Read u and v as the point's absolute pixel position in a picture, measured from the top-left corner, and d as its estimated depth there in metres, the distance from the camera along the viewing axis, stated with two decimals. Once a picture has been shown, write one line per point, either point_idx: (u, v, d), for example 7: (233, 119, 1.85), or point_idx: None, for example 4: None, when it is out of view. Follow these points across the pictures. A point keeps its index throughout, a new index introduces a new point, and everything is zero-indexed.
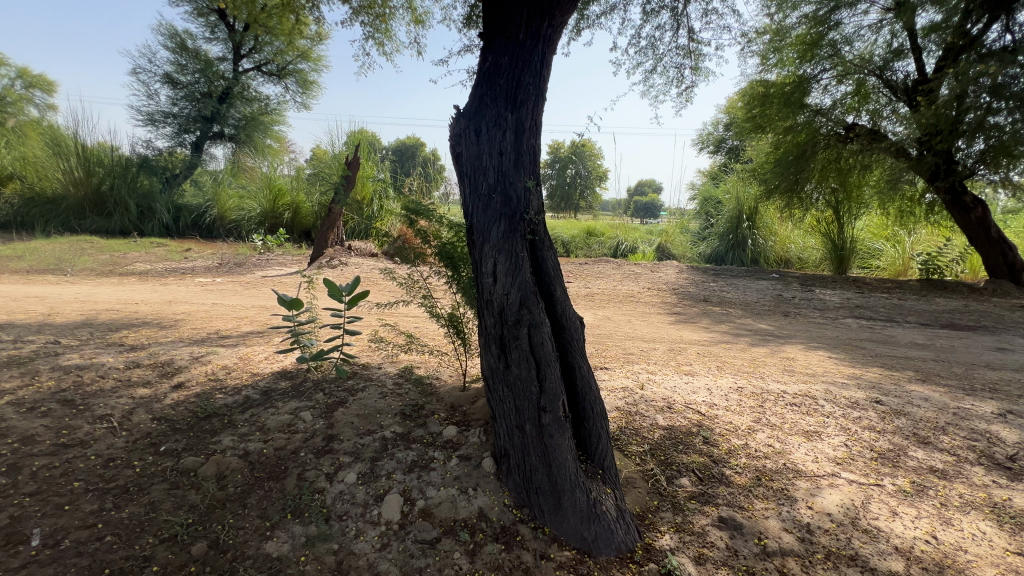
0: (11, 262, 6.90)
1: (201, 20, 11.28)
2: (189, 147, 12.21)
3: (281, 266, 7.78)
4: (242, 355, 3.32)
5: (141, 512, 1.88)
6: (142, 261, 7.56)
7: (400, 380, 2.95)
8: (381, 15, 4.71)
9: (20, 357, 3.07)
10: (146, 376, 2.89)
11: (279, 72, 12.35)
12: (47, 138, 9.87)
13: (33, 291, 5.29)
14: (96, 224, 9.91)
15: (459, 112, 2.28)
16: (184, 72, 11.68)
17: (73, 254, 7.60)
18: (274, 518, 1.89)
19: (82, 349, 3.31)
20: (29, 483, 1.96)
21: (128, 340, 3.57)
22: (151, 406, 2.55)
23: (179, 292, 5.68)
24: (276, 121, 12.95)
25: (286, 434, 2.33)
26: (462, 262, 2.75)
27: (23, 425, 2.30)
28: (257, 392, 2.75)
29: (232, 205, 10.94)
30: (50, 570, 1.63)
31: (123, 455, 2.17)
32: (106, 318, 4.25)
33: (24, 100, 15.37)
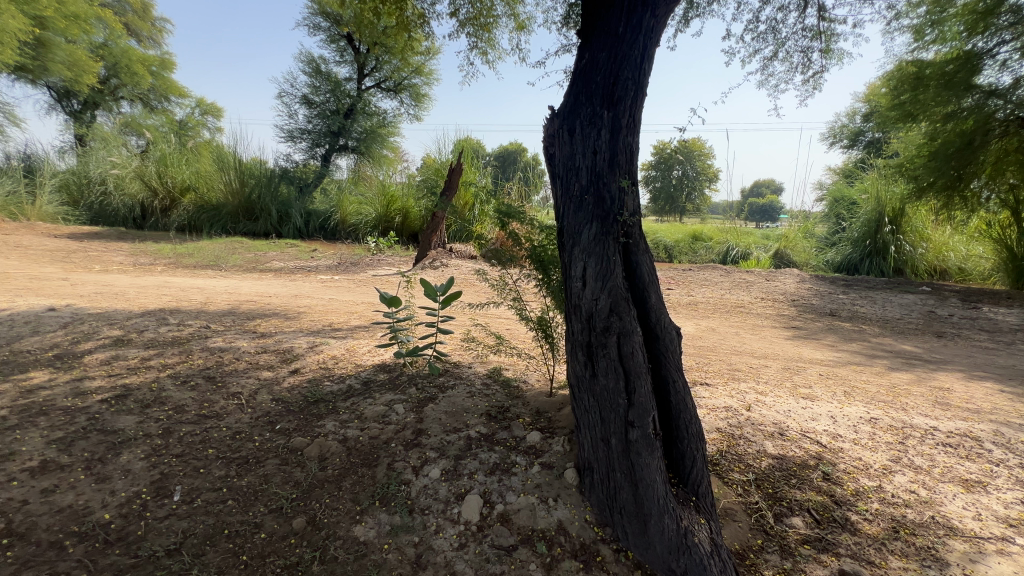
0: (184, 258, 8.32)
1: (332, 46, 12.69)
2: (320, 159, 13.78)
3: (390, 266, 8.41)
4: (349, 346, 3.62)
5: (256, 482, 2.10)
6: (279, 259, 8.67)
7: (487, 381, 2.98)
8: (485, 25, 4.85)
9: (181, 338, 3.66)
10: (270, 361, 3.26)
11: (396, 88, 13.41)
12: (215, 156, 11.75)
13: (196, 283, 6.30)
14: (246, 228, 11.66)
15: (553, 113, 2.22)
16: (318, 93, 13.19)
17: (228, 253, 8.96)
18: (363, 503, 2.00)
19: (226, 333, 3.86)
20: (177, 445, 2.31)
21: (260, 328, 4.09)
22: (272, 388, 2.87)
23: (304, 287, 6.39)
24: (391, 133, 14.07)
25: (380, 424, 2.47)
26: (553, 265, 2.69)
27: (177, 396, 2.72)
28: (359, 381, 2.97)
29: (353, 210, 12.05)
30: (185, 523, 1.88)
31: (247, 429, 2.46)
32: (246, 307, 4.92)
33: (201, 125, 18.43)
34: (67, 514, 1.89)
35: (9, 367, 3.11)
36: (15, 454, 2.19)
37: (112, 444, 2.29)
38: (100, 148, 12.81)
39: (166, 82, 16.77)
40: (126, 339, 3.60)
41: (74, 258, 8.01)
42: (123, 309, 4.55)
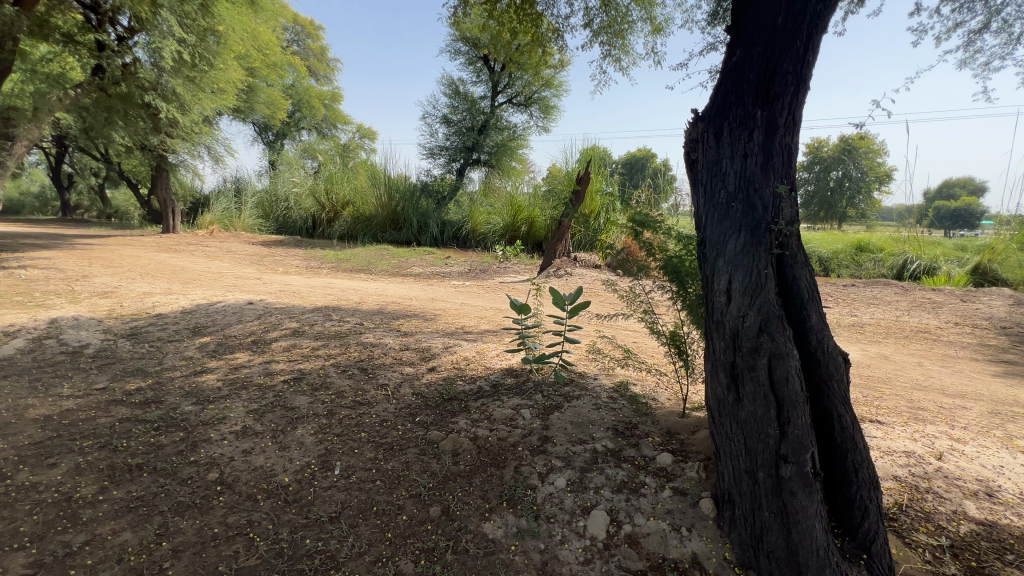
0: (343, 263, 9.62)
1: (470, 68, 13.69)
2: (455, 173, 14.90)
3: (516, 274, 8.70)
4: (479, 349, 3.81)
5: (400, 467, 2.32)
6: (418, 265, 9.55)
7: (614, 395, 2.90)
8: (619, 31, 4.78)
9: (341, 332, 4.23)
10: (411, 358, 3.59)
11: (526, 102, 13.95)
12: (370, 174, 13.41)
13: (352, 285, 7.24)
14: (392, 236, 13.08)
15: (697, 117, 2.10)
16: (456, 112, 14.31)
17: (377, 259, 10.12)
18: (491, 502, 2.08)
19: (376, 330, 4.36)
20: (338, 425, 2.67)
21: (403, 327, 4.53)
22: (413, 383, 3.16)
23: (439, 291, 6.93)
24: (520, 145, 14.63)
25: (507, 427, 2.55)
26: (690, 276, 2.50)
27: (338, 382, 3.15)
28: (488, 383, 3.11)
29: (482, 220, 12.71)
30: (343, 496, 2.14)
31: (392, 418, 2.74)
32: (391, 307, 5.49)
33: (360, 147, 21.25)
34: (259, 473, 2.28)
35: (223, 348, 3.91)
36: (226, 418, 2.74)
37: (291, 419, 2.73)
38: (285, 170, 15.45)
39: (335, 112, 19.75)
40: (302, 330, 4.27)
41: (265, 261, 9.77)
42: (298, 305, 5.41)
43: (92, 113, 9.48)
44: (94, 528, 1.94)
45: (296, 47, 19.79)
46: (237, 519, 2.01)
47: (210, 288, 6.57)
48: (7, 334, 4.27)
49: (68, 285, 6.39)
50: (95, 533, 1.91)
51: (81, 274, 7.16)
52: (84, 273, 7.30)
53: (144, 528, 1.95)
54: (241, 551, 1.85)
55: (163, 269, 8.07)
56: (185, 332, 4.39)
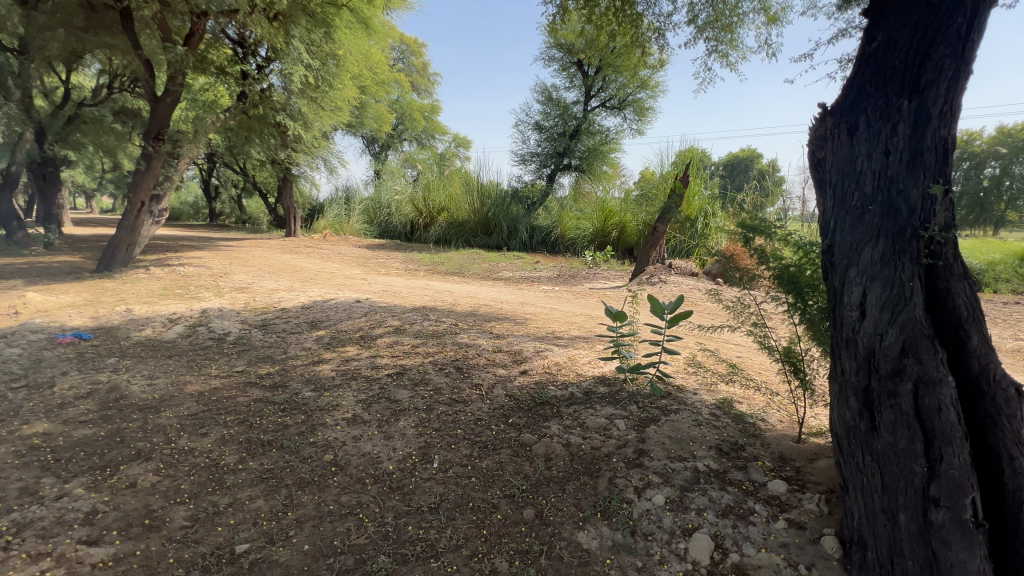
0: (438, 266, 10.12)
1: (563, 74, 13.76)
2: (546, 178, 15.02)
3: (607, 280, 8.53)
4: (571, 355, 3.78)
5: (494, 466, 2.37)
6: (508, 270, 9.76)
7: (716, 412, 2.71)
8: (727, 25, 4.51)
9: (437, 331, 4.45)
10: (504, 360, 3.67)
11: (620, 105, 13.68)
12: (464, 182, 13.98)
13: (446, 287, 7.58)
14: (483, 241, 13.49)
15: (827, 112, 1.91)
16: (548, 118, 14.43)
17: (469, 263, 10.51)
18: (585, 511, 2.04)
19: (470, 331, 4.52)
20: (436, 420, 2.80)
21: (495, 329, 4.65)
22: (506, 384, 3.22)
23: (529, 296, 7.01)
24: (612, 149, 14.38)
25: (601, 436, 2.50)
26: (811, 289, 2.27)
27: (436, 379, 3.31)
28: (580, 391, 3.07)
29: (572, 225, 12.62)
30: (441, 489, 2.24)
31: (486, 418, 2.82)
32: (483, 310, 5.67)
33: (455, 155, 22.32)
34: (367, 459, 2.47)
35: (336, 341, 4.29)
36: (339, 405, 3.00)
37: (394, 411, 2.92)
38: (389, 179, 16.63)
39: (433, 123, 20.95)
40: (402, 328, 4.56)
41: (369, 263, 10.60)
42: (399, 304, 5.79)
43: (236, 133, 11.00)
44: (235, 493, 2.22)
45: (402, 64, 21.31)
46: (349, 499, 2.18)
47: (324, 287, 7.28)
48: (170, 321, 5.08)
49: (214, 281, 7.45)
50: (237, 496, 2.20)
51: (224, 272, 8.31)
52: (226, 270, 8.45)
53: (274, 497, 2.19)
54: (352, 529, 2.01)
55: (286, 269, 9.09)
56: (304, 325, 4.90)
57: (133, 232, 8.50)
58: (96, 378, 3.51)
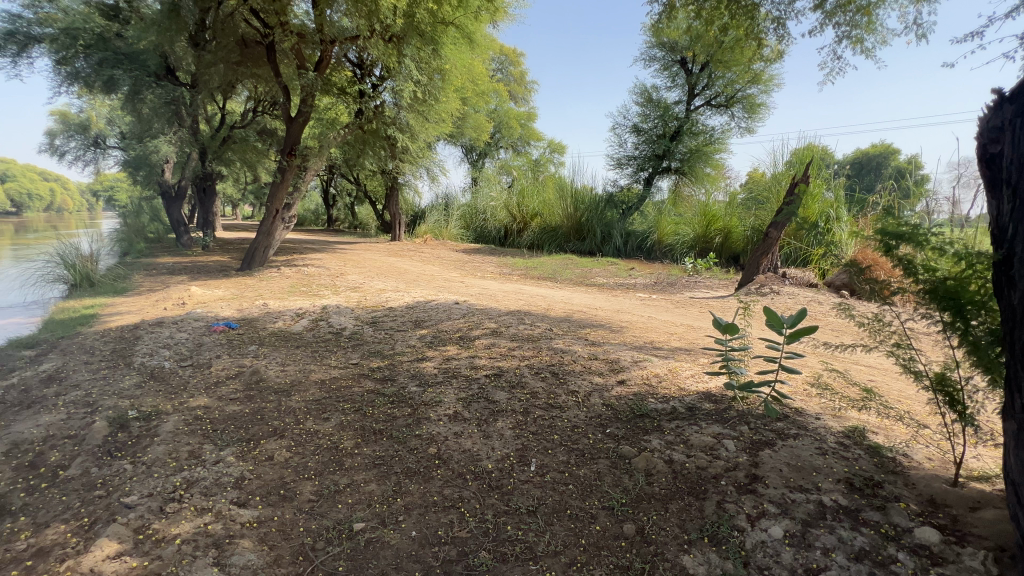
0: (531, 271, 10.26)
1: (665, 73, 13.25)
2: (643, 182, 14.55)
3: (709, 289, 8.01)
4: (671, 367, 3.60)
5: (592, 476, 2.34)
6: (601, 275, 9.60)
7: (845, 441, 2.41)
8: (864, 7, 4.02)
9: (533, 335, 4.50)
10: (600, 368, 3.60)
11: (728, 102, 12.82)
12: (558, 187, 14.01)
13: (540, 292, 7.64)
14: (575, 246, 13.38)
15: (1009, 99, 1.61)
16: (647, 120, 13.96)
17: (562, 268, 10.52)
18: (691, 534, 1.93)
19: (565, 337, 4.50)
20: (533, 424, 2.83)
21: (590, 336, 4.58)
22: (602, 393, 3.16)
23: (624, 303, 6.82)
24: (717, 150, 13.51)
25: (708, 456, 2.35)
26: (974, 308, 1.93)
27: (532, 383, 3.35)
28: (683, 406, 2.91)
29: (670, 230, 12.02)
30: (539, 492, 2.26)
31: (583, 425, 2.79)
32: (577, 316, 5.62)
33: (549, 160, 22.54)
34: (468, 455, 2.57)
35: (437, 340, 4.53)
36: (442, 402, 3.16)
37: (492, 411, 3.01)
38: (485, 186, 17.20)
39: (529, 130, 21.35)
40: (499, 331, 4.68)
41: (466, 267, 11.06)
42: (495, 307, 5.95)
43: (353, 147, 12.12)
44: (352, 475, 2.44)
45: (501, 74, 22.02)
46: (452, 493, 2.29)
47: (426, 288, 7.74)
48: (298, 315, 5.73)
49: (332, 280, 8.26)
50: (353, 478, 2.41)
51: (340, 272, 9.19)
52: (341, 271, 9.33)
53: (385, 483, 2.37)
54: (455, 521, 2.10)
55: (392, 270, 9.80)
56: (409, 324, 5.25)
57: (269, 236, 9.74)
58: (242, 362, 4.07)
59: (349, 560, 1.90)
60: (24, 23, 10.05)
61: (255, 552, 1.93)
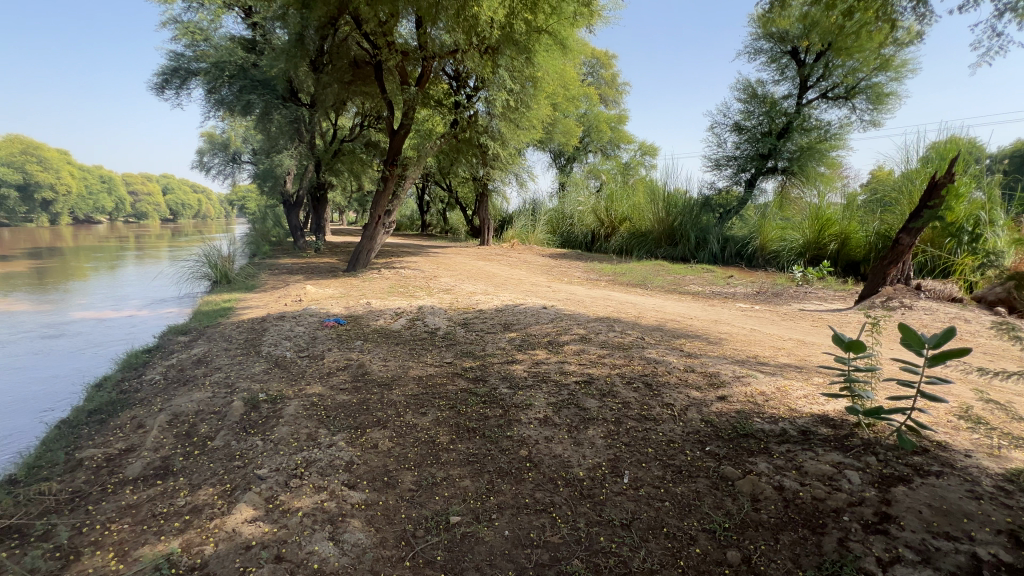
0: (619, 277, 10.02)
1: (772, 66, 12.29)
2: (744, 184, 13.58)
3: (821, 300, 7.25)
4: (780, 386, 3.30)
5: (690, 495, 2.22)
6: (695, 283, 9.10)
7: (1007, 486, 2.03)
8: None
9: (624, 343, 4.39)
10: (698, 382, 3.40)
11: (847, 93, 11.54)
12: (649, 190, 13.50)
13: (629, 299, 7.43)
14: (666, 252, 12.73)
15: None
16: (751, 117, 13.01)
17: (653, 274, 10.14)
18: (806, 571, 1.76)
19: (658, 346, 4.32)
20: (626, 434, 2.76)
21: (686, 347, 4.36)
22: (701, 408, 2.99)
23: (723, 313, 6.40)
24: (833, 147, 12.21)
25: (826, 486, 2.12)
26: None
27: (623, 393, 3.26)
28: (795, 428, 2.65)
29: (774, 236, 10.93)
30: (633, 506, 2.19)
31: (679, 441, 2.66)
32: (670, 325, 5.38)
33: (639, 163, 21.95)
34: (559, 461, 2.57)
35: (526, 344, 4.59)
36: (532, 405, 3.20)
37: (583, 418, 2.98)
38: (573, 191, 17.12)
39: (619, 133, 20.96)
40: (588, 337, 4.63)
41: (553, 272, 11.10)
42: (583, 313, 5.90)
43: (449, 155, 12.74)
44: (448, 469, 2.55)
45: (591, 78, 21.88)
46: (543, 497, 2.30)
47: (514, 292, 7.89)
48: (397, 314, 6.14)
49: (426, 282, 8.73)
50: (450, 473, 2.52)
51: (433, 275, 9.69)
52: (434, 274, 9.83)
53: (479, 480, 2.45)
54: (547, 525, 2.11)
55: (482, 274, 10.12)
56: (498, 326, 5.37)
57: (372, 240, 10.55)
58: (350, 356, 4.45)
59: (447, 550, 1.99)
60: (186, 60, 12.09)
61: (364, 532, 2.09)
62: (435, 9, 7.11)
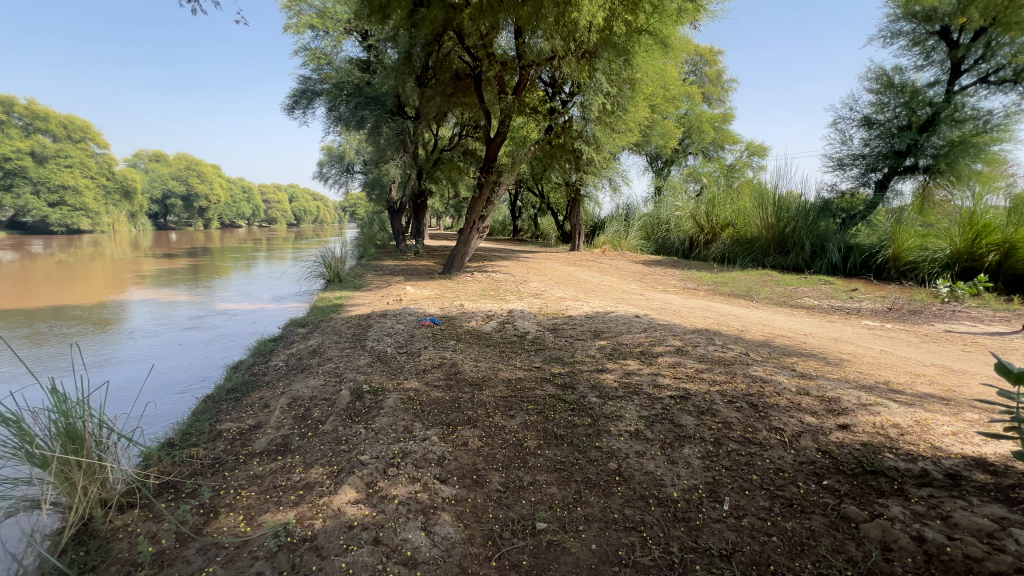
0: (720, 286, 9.36)
1: (915, 50, 10.75)
2: (873, 186, 11.97)
3: (975, 321, 6.13)
4: (920, 418, 2.82)
5: (804, 533, 1.98)
6: (811, 296, 8.19)
7: None
8: None
9: (725, 358, 4.07)
10: (814, 406, 3.03)
11: (1017, 76, 9.70)
12: (756, 194, 12.39)
13: (731, 311, 6.90)
14: (775, 261, 11.56)
15: None
16: (884, 110, 11.46)
17: (759, 285, 9.33)
18: None
19: (765, 364, 3.94)
20: (726, 458, 2.54)
21: (799, 366, 3.92)
22: (817, 436, 2.67)
23: (844, 331, 5.67)
24: (994, 140, 10.32)
25: (982, 545, 1.77)
26: None
27: (725, 412, 3.02)
28: (939, 471, 2.26)
29: (911, 245, 9.41)
30: (734, 537, 2.01)
31: (790, 470, 2.39)
32: (780, 341, 4.89)
33: (746, 165, 20.41)
34: (651, 478, 2.44)
35: (617, 353, 4.45)
36: (623, 417, 3.08)
37: (678, 435, 2.81)
38: (669, 195, 16.36)
39: (724, 133, 19.66)
40: (685, 350, 4.37)
41: (646, 279, 10.67)
42: (679, 324, 5.59)
43: (542, 162, 12.87)
44: (536, 474, 2.54)
45: (694, 76, 20.81)
46: (633, 514, 2.20)
47: (605, 299, 7.72)
48: (488, 316, 6.31)
49: (517, 286, 8.87)
50: (537, 478, 2.51)
51: (523, 279, 9.82)
52: (524, 278, 9.95)
53: (566, 488, 2.41)
54: (637, 544, 2.02)
55: (572, 280, 10.04)
56: (589, 334, 5.28)
57: (466, 244, 10.96)
58: (444, 354, 4.65)
59: (533, 556, 1.99)
60: (312, 82, 13.59)
61: (453, 526, 2.16)
62: (535, 18, 7.22)
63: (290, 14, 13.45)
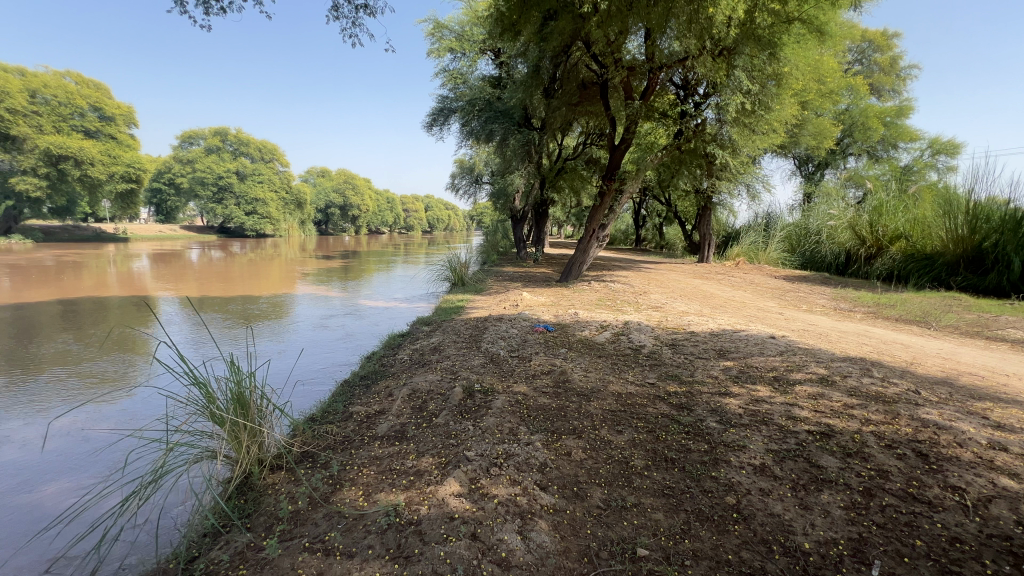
0: (885, 309, 7.92)
1: None
2: None
3: None
4: None
5: None
6: (1018, 327, 6.49)
7: None
8: None
9: (885, 395, 3.40)
10: (1014, 467, 2.37)
11: None
12: (940, 199, 10.24)
13: (898, 338, 5.78)
14: (968, 282, 9.31)
15: None
16: None
17: (941, 309, 7.66)
18: None
19: (942, 407, 3.19)
20: (879, 513, 2.12)
21: (995, 414, 3.10)
22: (1017, 506, 2.08)
23: None
24: None
25: None
26: None
27: (881, 458, 2.52)
28: None
29: None
30: None
31: (972, 543, 1.90)
32: (967, 380, 3.93)
33: (929, 166, 17.02)
34: (777, 521, 2.14)
35: (744, 376, 4.01)
36: (746, 448, 2.76)
37: (815, 477, 2.42)
38: (822, 202, 14.34)
39: (898, 128, 16.66)
40: (831, 380, 3.76)
41: (788, 297, 9.47)
42: (826, 349, 4.83)
43: (670, 168, 12.26)
44: (641, 497, 2.39)
45: (859, 66, 18.09)
46: (752, 559, 1.94)
47: (735, 316, 7.02)
48: (602, 327, 6.16)
49: (636, 298, 8.53)
50: (641, 501, 2.36)
51: (643, 291, 9.42)
52: (644, 290, 9.53)
53: (673, 517, 2.22)
54: None
55: (697, 293, 9.35)
56: (712, 352, 4.84)
57: (585, 253, 10.88)
58: (554, 362, 4.64)
59: None
60: (449, 101, 14.76)
61: (549, 536, 2.13)
62: (666, 19, 6.94)
63: (432, 41, 14.82)
